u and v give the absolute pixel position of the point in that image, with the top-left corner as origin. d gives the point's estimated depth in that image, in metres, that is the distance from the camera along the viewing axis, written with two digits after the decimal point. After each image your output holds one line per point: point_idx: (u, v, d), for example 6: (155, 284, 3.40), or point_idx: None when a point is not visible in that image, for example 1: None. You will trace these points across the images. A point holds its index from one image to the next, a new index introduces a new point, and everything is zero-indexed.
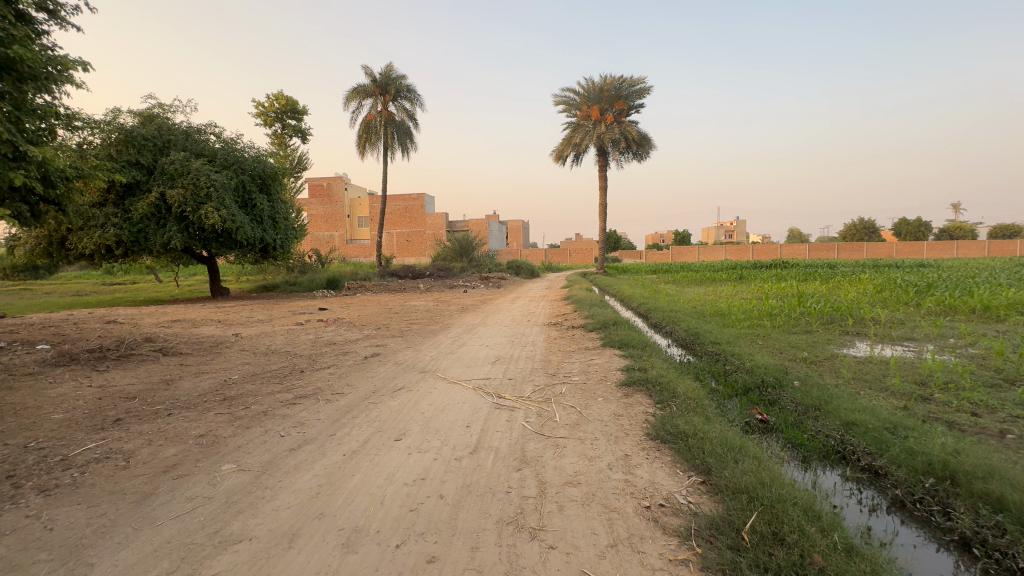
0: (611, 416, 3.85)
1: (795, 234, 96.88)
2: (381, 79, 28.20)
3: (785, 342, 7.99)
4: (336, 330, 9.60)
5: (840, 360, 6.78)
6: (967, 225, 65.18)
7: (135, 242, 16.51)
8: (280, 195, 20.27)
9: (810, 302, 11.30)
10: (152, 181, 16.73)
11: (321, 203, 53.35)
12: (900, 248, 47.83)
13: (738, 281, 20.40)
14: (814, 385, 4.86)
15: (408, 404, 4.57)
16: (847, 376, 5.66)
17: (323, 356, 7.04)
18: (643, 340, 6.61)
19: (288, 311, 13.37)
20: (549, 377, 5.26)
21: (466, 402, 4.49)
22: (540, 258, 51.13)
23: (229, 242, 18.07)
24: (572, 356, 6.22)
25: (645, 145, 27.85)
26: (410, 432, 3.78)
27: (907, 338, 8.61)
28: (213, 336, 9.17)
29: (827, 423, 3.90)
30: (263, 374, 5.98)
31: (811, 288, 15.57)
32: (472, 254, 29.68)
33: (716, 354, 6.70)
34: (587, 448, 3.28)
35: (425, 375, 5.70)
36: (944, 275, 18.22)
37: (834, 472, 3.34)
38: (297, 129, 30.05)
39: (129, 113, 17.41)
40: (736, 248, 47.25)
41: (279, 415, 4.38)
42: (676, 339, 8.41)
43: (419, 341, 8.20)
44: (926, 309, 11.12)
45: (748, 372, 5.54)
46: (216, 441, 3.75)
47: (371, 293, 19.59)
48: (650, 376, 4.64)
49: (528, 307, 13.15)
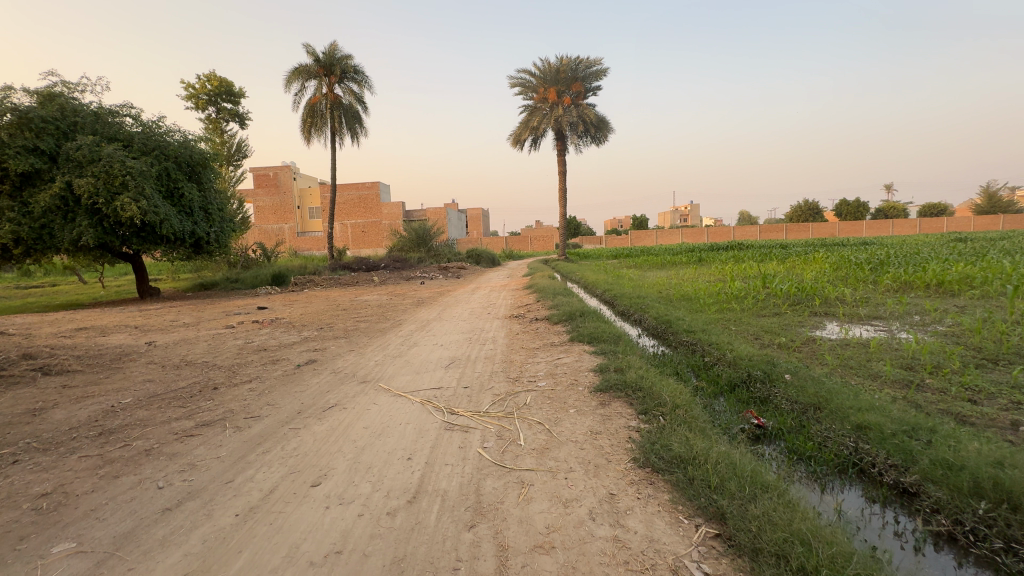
0: (586, 436, 3.12)
1: (745, 216, 100.28)
2: (325, 58, 26.25)
3: (759, 326, 7.57)
4: (271, 333, 8.45)
5: (819, 345, 6.35)
6: (899, 204, 69.29)
7: (38, 240, 14.45)
8: (212, 183, 18.47)
9: (774, 283, 11.06)
10: (56, 169, 14.63)
11: (268, 194, 50.21)
12: (843, 228, 50.14)
13: (698, 264, 20.25)
14: (806, 377, 4.35)
15: (337, 429, 3.69)
16: (834, 364, 5.18)
17: (246, 367, 5.97)
18: (614, 332, 5.94)
19: (221, 313, 11.98)
20: (512, 383, 4.49)
21: (410, 423, 3.67)
22: (502, 246, 50.40)
23: (153, 237, 16.21)
24: (537, 355, 5.48)
25: (603, 128, 27.36)
26: (333, 473, 2.92)
27: (875, 317, 8.41)
28: (121, 346, 7.83)
29: (833, 426, 3.35)
30: (166, 394, 4.91)
31: (771, 268, 15.51)
32: (430, 243, 28.50)
33: (692, 344, 6.12)
34: (561, 487, 2.53)
35: (365, 388, 4.80)
36: (887, 251, 18.86)
37: (855, 492, 2.78)
38: (234, 113, 27.66)
39: (25, 92, 15.15)
40: (692, 231, 47.77)
41: (165, 455, 3.39)
42: (647, 329, 7.83)
43: (364, 343, 7.20)
44: (885, 285, 11.11)
45: (731, 365, 4.98)
46: (63, 504, 2.76)
47: (320, 288, 18.21)
48: (629, 379, 3.96)
49: (488, 298, 12.35)
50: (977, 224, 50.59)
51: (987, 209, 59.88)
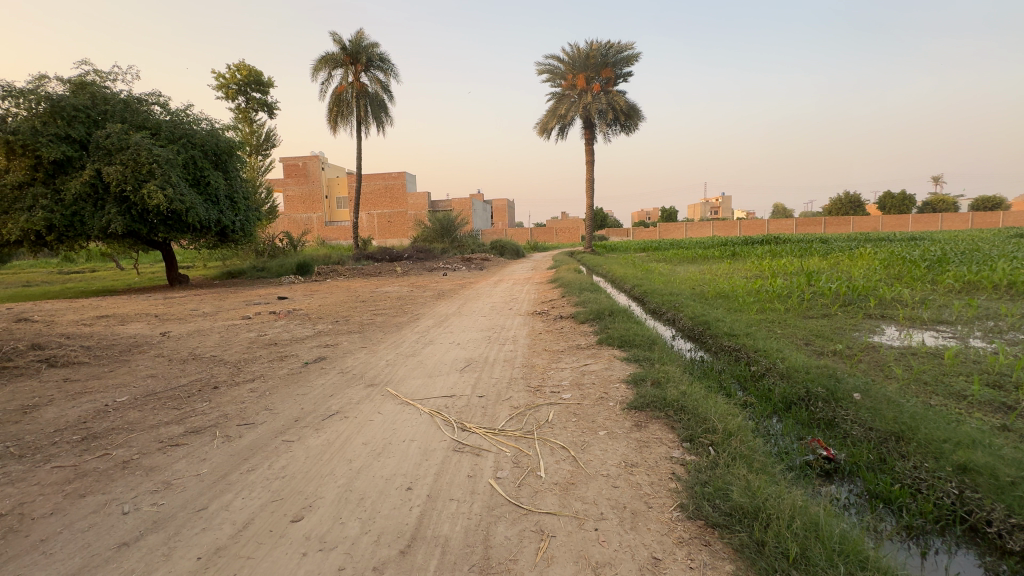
0: (620, 469, 2.59)
1: (781, 209, 96.30)
2: (351, 47, 26.01)
3: (808, 330, 6.86)
4: (285, 326, 8.17)
5: (882, 354, 5.60)
6: (950, 198, 65.22)
7: (70, 227, 14.70)
8: (238, 172, 18.49)
9: (821, 280, 10.18)
10: (87, 157, 14.81)
11: (297, 184, 50.86)
12: (887, 222, 47.39)
13: (732, 258, 19.26)
14: (880, 397, 3.68)
15: (334, 444, 3.26)
16: (905, 379, 4.49)
17: (252, 364, 5.64)
18: (648, 336, 5.34)
19: (242, 302, 11.89)
20: (532, 394, 3.97)
21: (415, 440, 3.20)
22: (527, 237, 49.82)
23: (179, 225, 16.31)
24: (561, 359, 4.96)
25: (634, 116, 26.32)
26: (319, 504, 2.49)
27: (940, 321, 7.53)
28: (135, 337, 7.67)
29: (926, 464, 2.73)
30: (164, 393, 4.60)
31: (813, 264, 14.48)
32: (454, 234, 28.17)
33: (736, 350, 5.48)
34: (590, 543, 2.02)
35: (372, 392, 4.37)
36: (942, 248, 17.47)
37: (970, 561, 2.19)
38: (263, 102, 27.82)
39: (58, 81, 15.39)
40: (723, 224, 46.16)
41: (141, 470, 3.02)
42: (681, 330, 7.21)
43: (377, 339, 6.80)
44: (947, 286, 10.08)
45: (784, 378, 4.34)
46: (14, 529, 2.40)
47: (343, 279, 18.11)
48: (669, 396, 3.39)
49: (511, 292, 11.88)
50: None
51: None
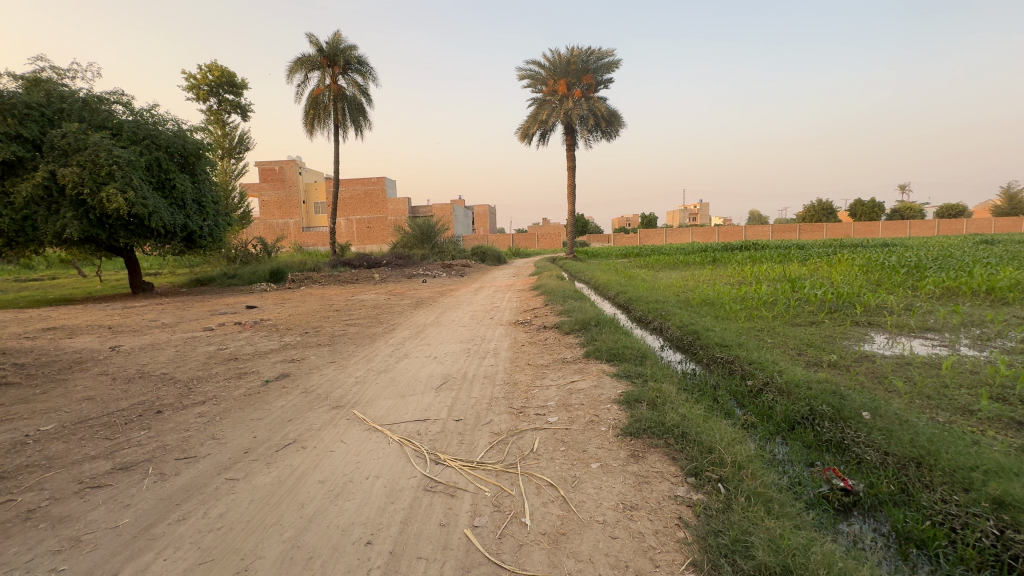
0: (618, 514, 2.22)
1: (756, 216, 98.32)
2: (328, 49, 25.41)
3: (798, 338, 6.67)
4: (249, 338, 7.60)
5: (877, 364, 5.38)
6: (916, 206, 67.56)
7: (20, 232, 13.75)
8: (206, 174, 17.68)
9: (805, 287, 10.08)
10: (40, 158, 13.90)
11: (273, 188, 49.65)
12: (858, 228, 48.54)
13: (714, 264, 19.27)
14: (892, 416, 3.38)
15: (285, 483, 2.80)
16: (909, 393, 4.24)
17: (206, 383, 5.11)
18: (637, 348, 5.01)
19: (207, 312, 11.20)
20: (515, 417, 3.58)
21: (380, 477, 2.77)
22: (508, 243, 49.57)
23: (142, 230, 15.42)
24: (546, 375, 4.59)
25: (615, 122, 26.31)
26: (257, 567, 2.05)
27: (927, 328, 7.43)
28: (80, 352, 6.99)
29: (957, 497, 2.43)
30: (98, 420, 4.05)
31: (795, 271, 14.48)
32: (435, 240, 27.64)
33: (729, 362, 5.19)
34: None
35: (337, 416, 3.92)
36: (916, 254, 17.77)
37: None
38: (235, 104, 26.92)
39: (11, 77, 14.46)
40: (703, 230, 46.62)
41: (47, 522, 2.52)
42: (670, 340, 6.94)
43: (348, 353, 6.31)
44: (928, 292, 10.07)
45: (784, 394, 4.04)
46: None
47: (318, 286, 17.47)
48: (668, 420, 3.04)
49: (492, 300, 11.49)
50: (997, 226, 48.93)
51: (1008, 211, 57.98)
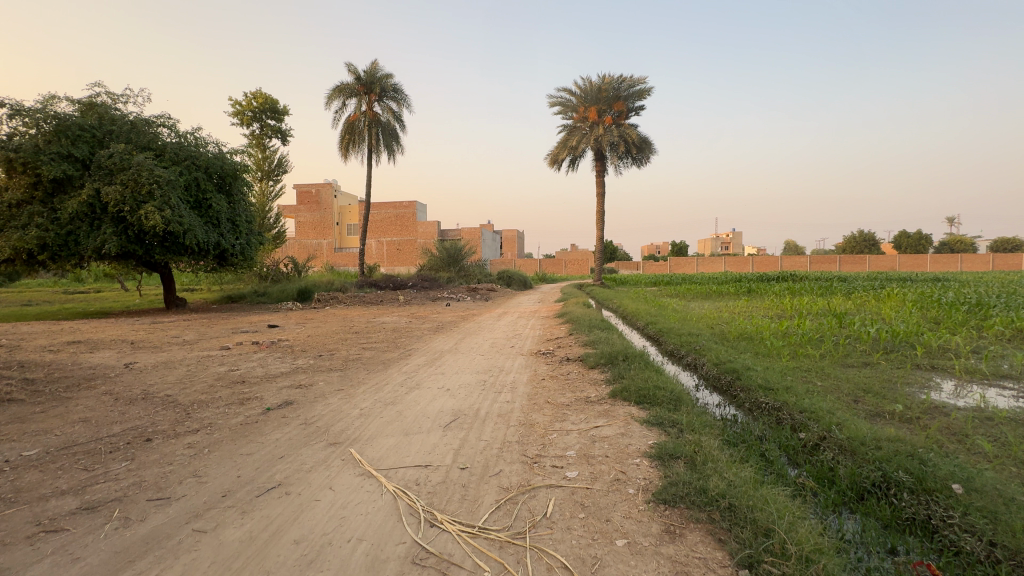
0: None
1: (793, 246, 95.12)
2: (366, 77, 26.25)
3: (853, 382, 5.95)
4: (263, 359, 7.39)
5: (952, 417, 4.64)
6: (966, 239, 64.05)
7: (64, 247, 14.28)
8: (242, 195, 18.14)
9: (856, 323, 9.25)
10: (88, 176, 14.54)
11: (309, 210, 51.29)
12: (904, 261, 46.07)
13: (749, 295, 18.36)
14: (992, 492, 2.74)
15: (256, 540, 2.41)
16: (1005, 460, 3.52)
17: (206, 407, 4.84)
18: (671, 389, 4.47)
19: (229, 330, 11.16)
20: (528, 468, 3.11)
21: (364, 541, 2.34)
22: (535, 268, 49.31)
23: (177, 247, 15.79)
24: (566, 416, 4.09)
25: (646, 149, 25.95)
26: None
27: (1004, 376, 6.56)
28: (95, 368, 6.91)
29: None
30: (84, 447, 3.78)
31: (840, 305, 13.49)
32: (461, 263, 27.59)
33: (776, 409, 4.56)
34: None
35: (332, 455, 3.53)
36: (976, 290, 16.38)
37: None
38: (276, 129, 28.02)
39: (69, 101, 15.35)
40: (735, 259, 45.13)
41: None
42: (706, 379, 6.33)
43: (358, 380, 5.96)
44: (998, 333, 9.06)
45: (846, 454, 3.42)
46: None
47: (343, 307, 17.48)
48: (711, 487, 2.51)
49: (515, 326, 11.06)
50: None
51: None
